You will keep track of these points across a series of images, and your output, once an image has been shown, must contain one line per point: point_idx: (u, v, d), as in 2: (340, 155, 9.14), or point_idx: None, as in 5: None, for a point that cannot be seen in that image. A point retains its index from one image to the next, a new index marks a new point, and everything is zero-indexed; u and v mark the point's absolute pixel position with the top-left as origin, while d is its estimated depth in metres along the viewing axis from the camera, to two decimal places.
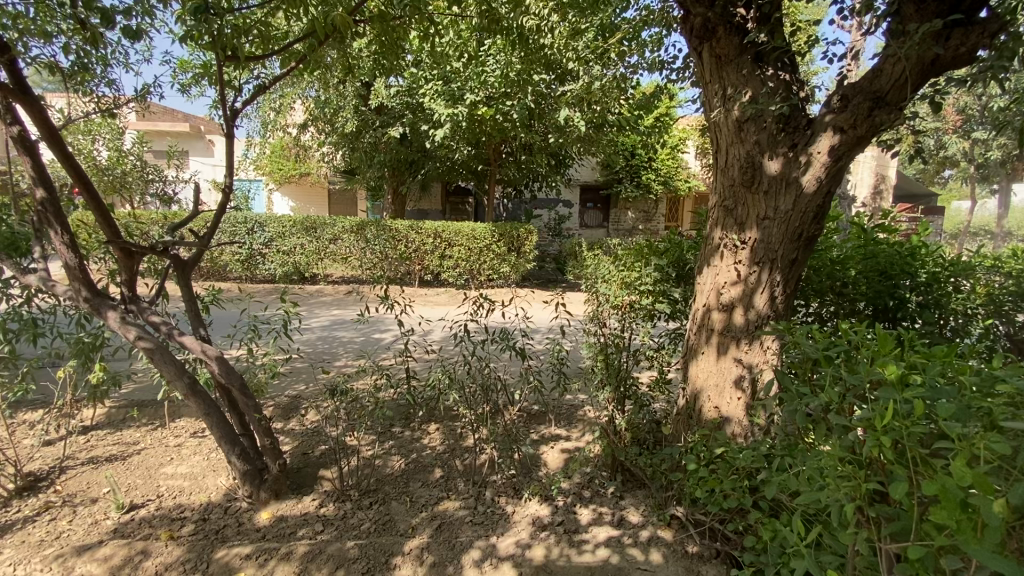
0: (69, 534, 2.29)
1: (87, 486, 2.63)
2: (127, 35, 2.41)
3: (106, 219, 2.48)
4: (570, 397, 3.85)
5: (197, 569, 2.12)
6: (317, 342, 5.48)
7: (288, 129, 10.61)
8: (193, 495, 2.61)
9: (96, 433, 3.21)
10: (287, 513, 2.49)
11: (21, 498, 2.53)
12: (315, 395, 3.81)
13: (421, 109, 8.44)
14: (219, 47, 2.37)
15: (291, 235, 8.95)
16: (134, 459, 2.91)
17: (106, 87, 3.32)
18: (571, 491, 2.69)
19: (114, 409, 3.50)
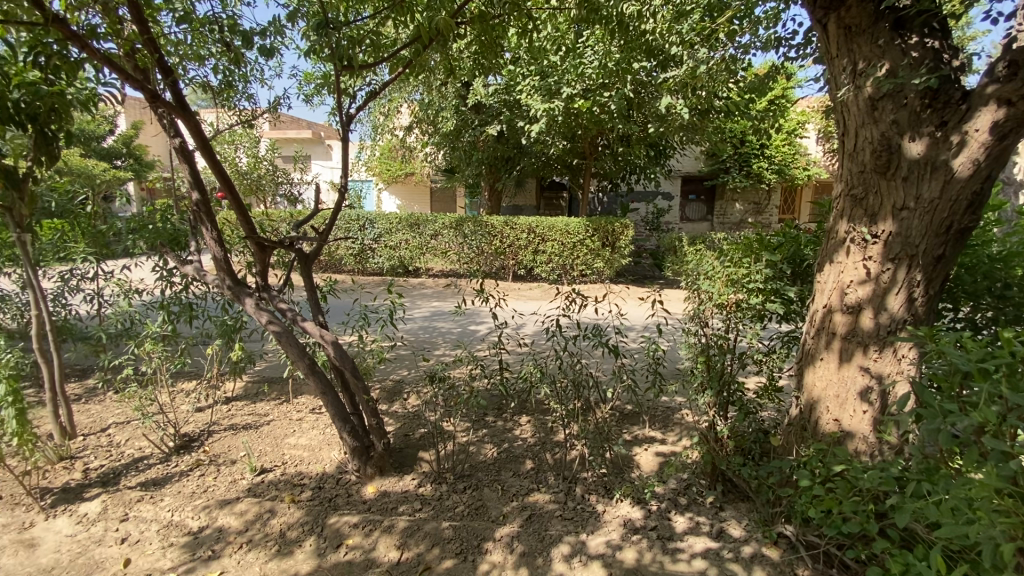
0: (213, 489, 2.66)
1: (229, 449, 3.03)
2: (263, 53, 2.72)
3: (245, 216, 2.81)
4: (666, 399, 3.69)
5: (315, 531, 2.36)
6: (419, 331, 5.81)
7: (396, 131, 11.33)
8: (311, 465, 2.90)
9: (236, 403, 3.69)
10: (389, 489, 2.68)
11: (178, 454, 2.98)
12: (415, 382, 4.05)
13: (518, 105, 8.54)
14: (338, 58, 2.59)
15: (397, 231, 9.57)
16: (265, 428, 3.30)
17: (246, 101, 3.78)
18: (666, 496, 2.58)
19: (250, 384, 4.00)
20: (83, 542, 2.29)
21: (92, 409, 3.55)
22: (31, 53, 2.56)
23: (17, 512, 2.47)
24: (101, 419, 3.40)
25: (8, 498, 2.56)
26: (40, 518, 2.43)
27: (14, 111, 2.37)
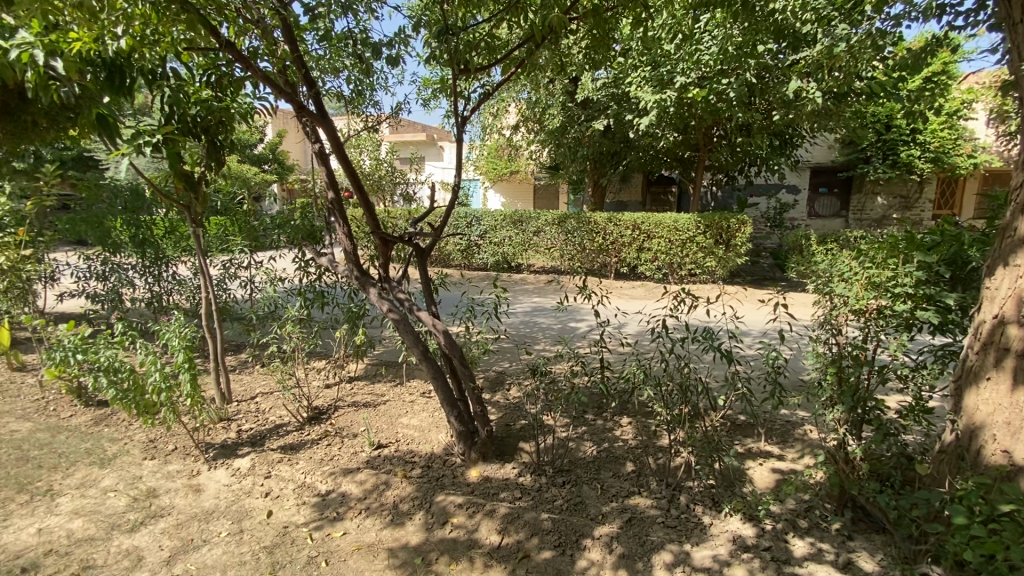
0: (337, 458, 2.96)
1: (351, 423, 3.36)
2: (390, 62, 2.95)
3: (371, 213, 3.07)
4: (785, 412, 3.38)
5: (423, 506, 2.53)
6: (521, 325, 5.94)
7: (503, 131, 11.63)
8: (421, 444, 3.11)
9: (357, 383, 4.07)
10: (491, 475, 2.78)
11: (310, 425, 3.35)
12: (517, 374, 4.15)
13: (626, 98, 8.31)
14: (455, 62, 2.73)
15: (502, 228, 9.85)
16: (381, 407, 3.60)
17: (371, 108, 4.12)
18: (783, 516, 2.38)
19: (369, 366, 4.38)
20: (236, 492, 2.65)
21: (244, 380, 4.13)
22: (208, 74, 3.05)
23: (188, 460, 2.94)
24: (250, 388, 3.93)
25: (182, 448, 3.05)
26: (204, 467, 2.86)
27: (194, 125, 2.90)
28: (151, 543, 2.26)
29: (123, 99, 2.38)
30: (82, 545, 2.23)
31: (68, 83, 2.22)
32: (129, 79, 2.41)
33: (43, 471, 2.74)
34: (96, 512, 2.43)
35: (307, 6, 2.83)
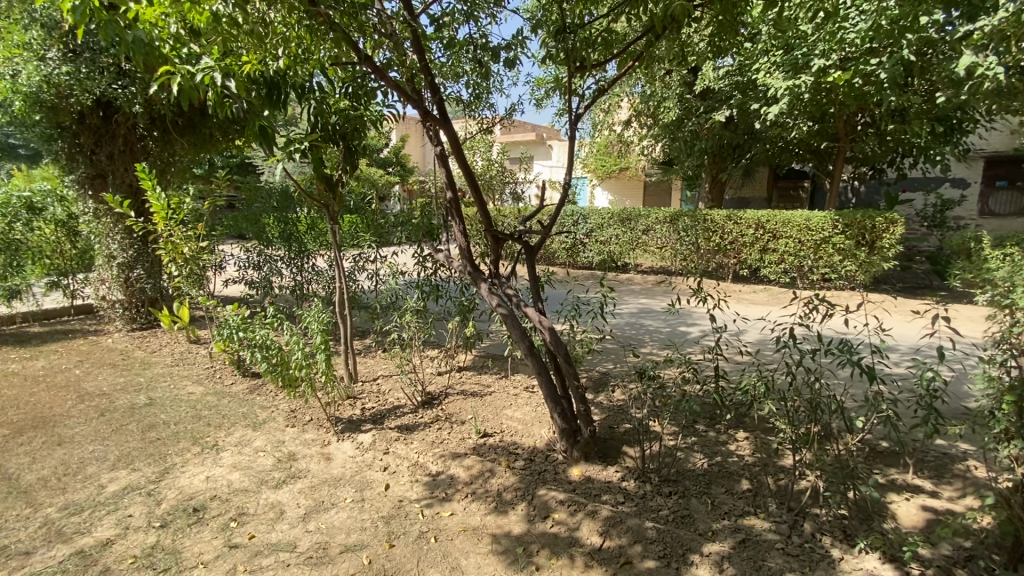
0: (447, 442, 3.13)
1: (459, 411, 3.53)
2: (507, 65, 3.04)
3: (485, 212, 3.18)
4: (941, 442, 2.91)
5: (526, 498, 2.58)
6: (627, 326, 5.80)
7: (614, 127, 11.40)
8: (524, 437, 3.17)
9: (466, 373, 4.27)
10: (593, 475, 2.76)
11: (423, 408, 3.59)
12: (622, 376, 4.06)
13: (752, 87, 7.69)
14: (571, 60, 2.74)
15: (609, 227, 9.70)
16: (488, 398, 3.73)
17: (487, 110, 4.27)
18: (934, 563, 2.06)
19: (477, 358, 4.57)
20: (359, 463, 2.91)
21: (368, 363, 4.54)
22: (346, 85, 3.34)
23: (321, 430, 3.29)
24: (372, 371, 4.31)
25: (316, 420, 3.42)
26: (334, 438, 3.18)
27: (333, 133, 3.22)
28: (290, 500, 2.53)
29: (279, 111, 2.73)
30: (238, 495, 2.56)
31: (238, 98, 2.63)
32: (285, 93, 2.75)
33: (212, 429, 3.26)
34: (249, 468, 2.81)
35: (434, 17, 3.01)
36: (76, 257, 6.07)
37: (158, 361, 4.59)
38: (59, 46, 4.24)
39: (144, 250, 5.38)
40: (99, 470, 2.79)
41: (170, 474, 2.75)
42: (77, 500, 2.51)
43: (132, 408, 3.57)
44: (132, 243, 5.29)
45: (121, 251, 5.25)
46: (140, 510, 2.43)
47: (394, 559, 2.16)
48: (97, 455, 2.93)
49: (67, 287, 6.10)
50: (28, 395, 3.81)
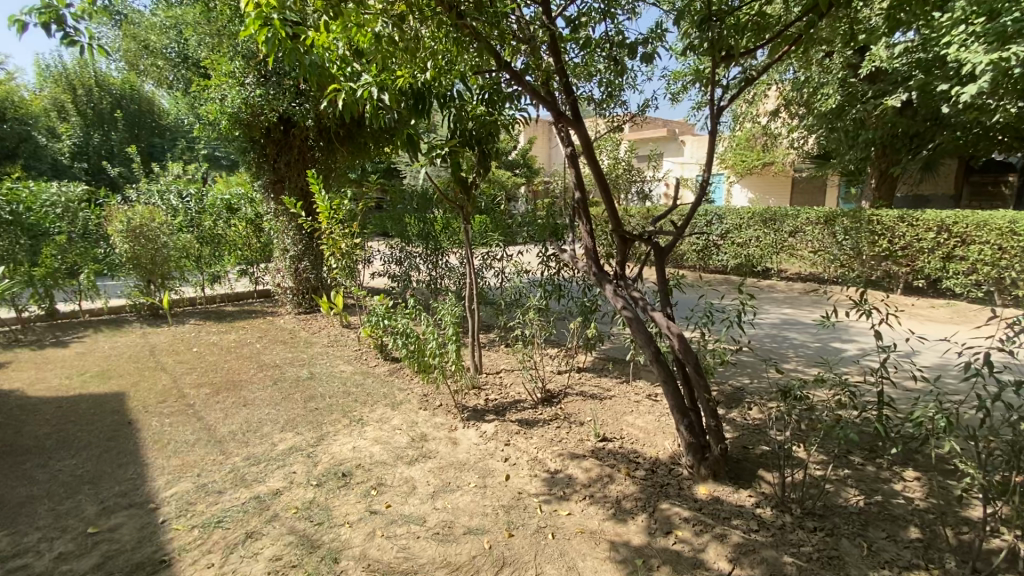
0: (565, 441, 3.14)
1: (579, 412, 3.52)
2: (644, 60, 2.94)
3: (614, 211, 3.07)
4: None
5: (647, 510, 2.49)
6: (767, 338, 5.29)
7: (758, 118, 10.43)
8: (646, 446, 3.06)
9: (586, 374, 4.24)
10: (722, 496, 2.56)
11: (543, 405, 3.63)
12: (759, 392, 3.71)
13: (941, 63, 6.48)
14: (717, 49, 2.56)
15: (749, 227, 8.94)
16: (608, 402, 3.67)
17: (619, 108, 4.18)
18: None
19: (598, 360, 4.52)
20: (482, 451, 3.02)
21: (492, 356, 4.74)
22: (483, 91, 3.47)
23: (449, 416, 3.49)
24: (496, 364, 4.49)
25: (445, 405, 3.65)
26: (460, 424, 3.35)
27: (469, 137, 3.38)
28: (421, 477, 2.72)
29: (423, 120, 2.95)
30: (378, 466, 2.82)
31: (390, 109, 2.97)
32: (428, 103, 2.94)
33: (358, 405, 3.65)
34: (387, 443, 3.09)
35: (571, 18, 3.02)
36: (260, 250, 7.21)
37: (317, 341, 5.29)
38: (254, 73, 5.06)
39: (310, 245, 6.19)
40: (272, 430, 3.29)
41: (325, 441, 3.13)
42: (255, 454, 2.98)
43: (297, 380, 4.15)
44: (301, 238, 6.12)
45: (293, 245, 6.10)
46: (301, 468, 2.80)
47: (513, 549, 2.21)
48: (271, 417, 3.47)
49: (253, 275, 7.30)
50: (224, 362, 4.63)
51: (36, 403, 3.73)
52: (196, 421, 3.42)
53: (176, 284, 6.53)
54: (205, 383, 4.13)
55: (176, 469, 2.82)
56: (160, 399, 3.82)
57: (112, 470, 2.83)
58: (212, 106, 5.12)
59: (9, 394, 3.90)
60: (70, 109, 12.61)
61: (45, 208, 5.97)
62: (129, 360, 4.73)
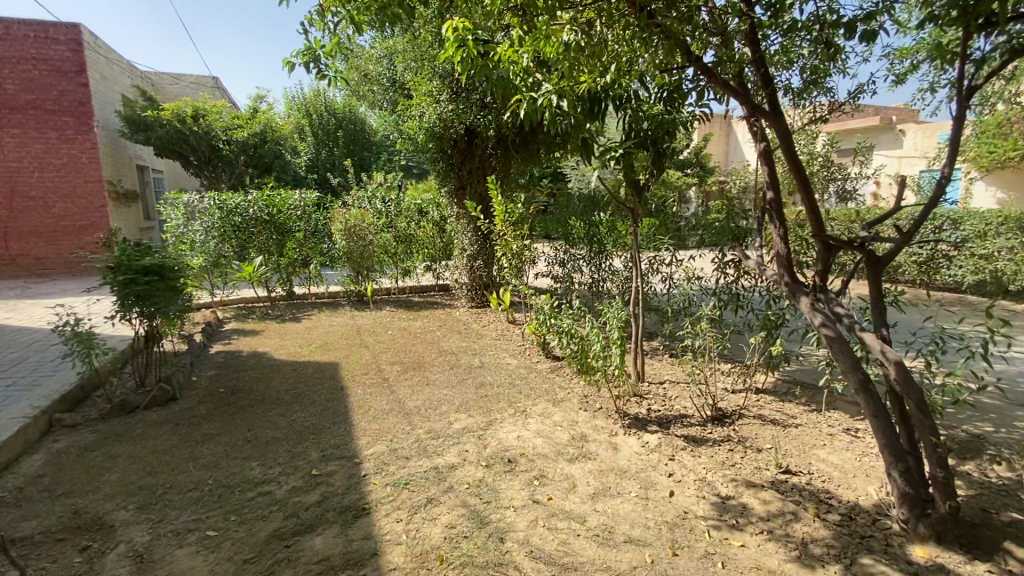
0: (740, 466, 2.86)
1: (756, 436, 3.18)
2: (865, 39, 2.52)
3: (816, 214, 2.67)
4: None
5: (841, 561, 2.14)
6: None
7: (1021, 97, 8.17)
8: (841, 488, 2.64)
9: (765, 396, 3.81)
10: (951, 566, 2.08)
11: (713, 424, 3.36)
12: (1011, 446, 2.92)
13: None
14: (973, 17, 2.08)
15: (999, 236, 7.08)
16: (792, 430, 3.25)
17: (822, 97, 3.67)
18: None
19: (781, 382, 4.03)
20: (645, 461, 2.92)
21: (656, 365, 4.56)
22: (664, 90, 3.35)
23: (611, 420, 3.45)
24: (661, 374, 4.30)
25: (607, 409, 3.61)
26: (622, 430, 3.29)
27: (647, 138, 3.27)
28: (582, 477, 2.74)
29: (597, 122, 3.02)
30: (541, 459, 2.92)
31: (567, 116, 3.01)
32: (603, 103, 3.01)
33: (523, 397, 3.84)
34: (549, 438, 3.18)
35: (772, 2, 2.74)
36: (442, 248, 8.04)
37: (487, 334, 5.69)
38: (449, 90, 5.63)
39: (484, 245, 6.68)
40: (449, 410, 3.64)
41: (493, 427, 3.36)
42: (435, 429, 3.33)
43: (469, 368, 4.54)
44: (477, 239, 6.64)
45: (470, 245, 6.65)
46: (473, 449, 3.05)
47: (678, 569, 2.10)
48: (448, 399, 3.84)
49: (435, 270, 8.18)
50: (411, 345, 5.28)
51: (280, 364, 4.71)
52: (389, 394, 3.96)
53: (376, 276, 7.66)
54: (396, 362, 4.76)
55: (374, 432, 3.31)
56: (363, 372, 4.51)
57: (328, 426, 3.43)
58: (413, 122, 5.87)
59: (263, 355, 5.01)
60: (308, 131, 15.62)
61: (290, 211, 7.50)
62: (341, 336, 5.69)
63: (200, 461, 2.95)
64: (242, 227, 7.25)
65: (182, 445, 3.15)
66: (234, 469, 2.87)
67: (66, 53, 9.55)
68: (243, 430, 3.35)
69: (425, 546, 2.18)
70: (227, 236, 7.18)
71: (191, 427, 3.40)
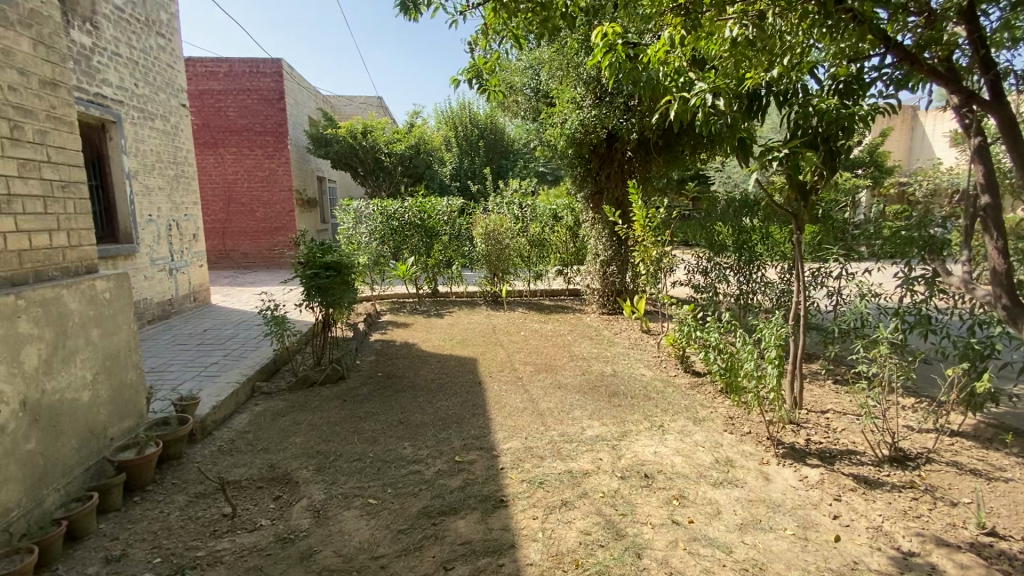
0: (928, 519, 2.40)
1: (950, 487, 2.65)
2: None
3: None
4: None
5: None
6: None
7: None
8: None
9: (963, 441, 3.16)
10: None
11: (892, 466, 2.87)
12: None
13: None
14: None
15: None
16: (1003, 486, 2.65)
17: None
18: None
19: (985, 426, 3.31)
20: (803, 497, 2.61)
21: (814, 391, 4.05)
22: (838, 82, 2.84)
23: (760, 447, 3.14)
24: (821, 402, 3.80)
25: (755, 434, 3.30)
26: (773, 460, 2.98)
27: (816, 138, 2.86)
28: (727, 504, 2.53)
29: (754, 119, 2.85)
30: (681, 478, 2.77)
31: (723, 114, 2.78)
32: (764, 99, 2.84)
33: (659, 411, 3.69)
34: (689, 457, 3.00)
35: None
36: (574, 253, 8.08)
37: (620, 342, 5.57)
38: (592, 95, 5.63)
39: (619, 251, 6.56)
40: (582, 415, 3.64)
41: (627, 438, 3.27)
42: (568, 433, 3.35)
43: (602, 375, 4.48)
44: (613, 245, 6.53)
45: (604, 251, 6.58)
46: (607, 458, 3.00)
47: None
48: (581, 404, 3.83)
49: (566, 275, 8.24)
50: (543, 347, 5.39)
51: (426, 356, 5.14)
52: (524, 393, 4.09)
53: (510, 278, 7.96)
54: (530, 363, 4.89)
55: (510, 428, 3.44)
56: (499, 369, 4.72)
57: (468, 417, 3.65)
58: (556, 129, 6.00)
59: (412, 346, 5.51)
60: (453, 142, 16.83)
61: (438, 216, 8.16)
62: (479, 334, 6.03)
63: (363, 435, 3.34)
64: (398, 230, 8.05)
65: (348, 419, 3.60)
66: (390, 446, 3.19)
67: (271, 83, 11.51)
68: (396, 412, 3.72)
69: (561, 547, 2.21)
70: (386, 238, 8.03)
71: (355, 405, 3.87)
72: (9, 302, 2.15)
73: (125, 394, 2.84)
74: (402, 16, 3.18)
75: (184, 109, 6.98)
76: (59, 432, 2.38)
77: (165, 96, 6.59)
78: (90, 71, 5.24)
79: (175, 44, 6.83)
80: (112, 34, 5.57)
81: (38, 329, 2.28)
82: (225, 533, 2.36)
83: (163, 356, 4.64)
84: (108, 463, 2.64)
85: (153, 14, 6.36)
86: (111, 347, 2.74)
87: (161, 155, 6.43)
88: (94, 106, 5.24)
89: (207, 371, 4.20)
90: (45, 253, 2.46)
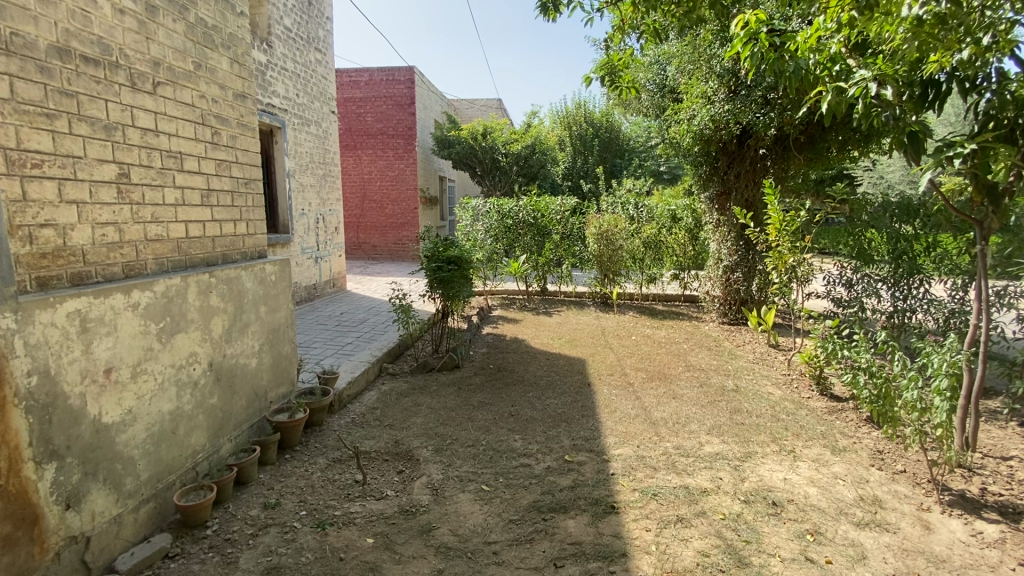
0: None
1: None
2: None
3: None
4: None
5: None
6: None
7: None
8: None
9: None
10: None
11: None
12: None
13: None
14: None
15: None
16: None
17: None
18: None
19: None
20: (975, 555, 2.20)
21: (992, 433, 3.39)
22: None
23: (918, 490, 2.71)
24: (1002, 447, 3.18)
25: (913, 474, 2.85)
26: (936, 507, 2.55)
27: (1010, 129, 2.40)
28: (875, 549, 2.22)
29: (929, 110, 2.52)
30: (816, 511, 2.49)
31: (889, 107, 2.46)
32: (943, 86, 2.47)
33: (789, 434, 3.36)
34: (827, 490, 2.69)
35: None
36: (692, 256, 7.64)
37: (743, 355, 5.18)
38: (725, 89, 5.29)
39: (745, 256, 6.07)
40: (699, 429, 3.44)
41: (751, 459, 3.02)
42: (685, 446, 3.18)
43: (722, 389, 4.18)
44: (738, 249, 6.07)
45: (728, 256, 6.14)
46: (729, 478, 2.80)
47: None
48: (699, 418, 3.62)
49: (682, 279, 7.83)
50: (656, 354, 5.18)
51: (536, 352, 5.21)
52: (635, 399, 3.97)
53: (622, 280, 7.76)
54: (641, 369, 4.73)
55: (621, 434, 3.35)
56: (610, 372, 4.64)
57: (578, 418, 3.63)
58: (681, 126, 5.72)
59: (522, 342, 5.62)
60: (567, 141, 16.76)
61: (552, 215, 8.19)
62: (588, 334, 5.98)
63: (476, 423, 3.49)
64: (512, 228, 8.28)
65: (463, 406, 3.78)
66: (503, 437, 3.29)
67: (404, 89, 12.45)
68: (508, 405, 3.82)
69: (677, 565, 2.10)
70: (500, 236, 8.30)
71: (470, 394, 4.04)
72: (205, 279, 2.58)
73: (282, 364, 3.27)
74: (541, 16, 3.28)
75: (333, 114, 7.82)
76: (233, 391, 2.80)
77: (319, 104, 7.43)
78: (265, 84, 6.09)
79: (329, 57, 7.68)
80: (282, 51, 6.42)
81: (224, 303, 2.71)
82: (357, 497, 2.61)
83: (308, 333, 5.25)
84: (267, 422, 3.05)
85: (314, 32, 7.20)
86: (274, 323, 3.16)
87: (314, 156, 7.29)
88: (266, 114, 6.09)
89: (343, 350, 4.67)
90: (230, 239, 2.91)
